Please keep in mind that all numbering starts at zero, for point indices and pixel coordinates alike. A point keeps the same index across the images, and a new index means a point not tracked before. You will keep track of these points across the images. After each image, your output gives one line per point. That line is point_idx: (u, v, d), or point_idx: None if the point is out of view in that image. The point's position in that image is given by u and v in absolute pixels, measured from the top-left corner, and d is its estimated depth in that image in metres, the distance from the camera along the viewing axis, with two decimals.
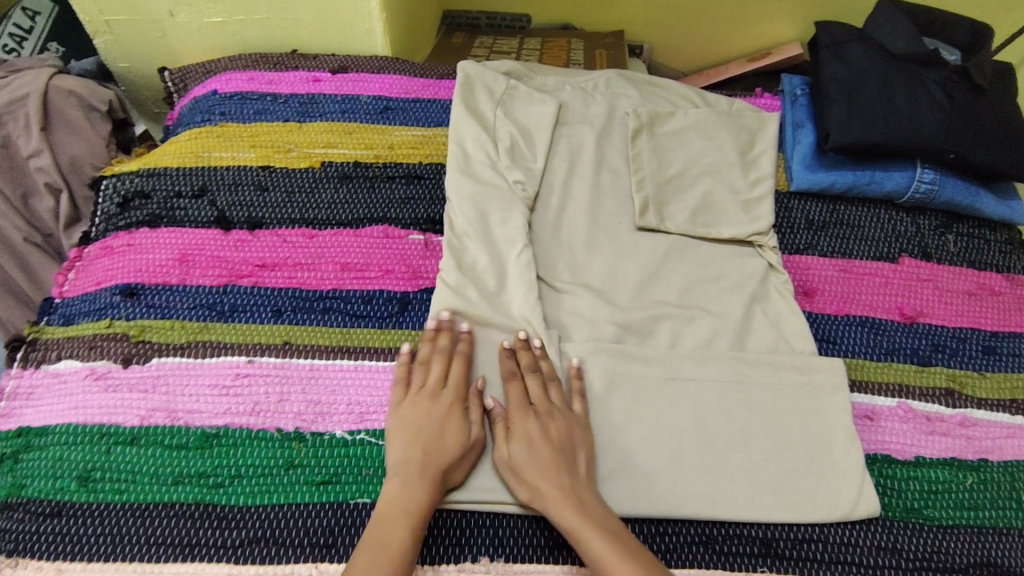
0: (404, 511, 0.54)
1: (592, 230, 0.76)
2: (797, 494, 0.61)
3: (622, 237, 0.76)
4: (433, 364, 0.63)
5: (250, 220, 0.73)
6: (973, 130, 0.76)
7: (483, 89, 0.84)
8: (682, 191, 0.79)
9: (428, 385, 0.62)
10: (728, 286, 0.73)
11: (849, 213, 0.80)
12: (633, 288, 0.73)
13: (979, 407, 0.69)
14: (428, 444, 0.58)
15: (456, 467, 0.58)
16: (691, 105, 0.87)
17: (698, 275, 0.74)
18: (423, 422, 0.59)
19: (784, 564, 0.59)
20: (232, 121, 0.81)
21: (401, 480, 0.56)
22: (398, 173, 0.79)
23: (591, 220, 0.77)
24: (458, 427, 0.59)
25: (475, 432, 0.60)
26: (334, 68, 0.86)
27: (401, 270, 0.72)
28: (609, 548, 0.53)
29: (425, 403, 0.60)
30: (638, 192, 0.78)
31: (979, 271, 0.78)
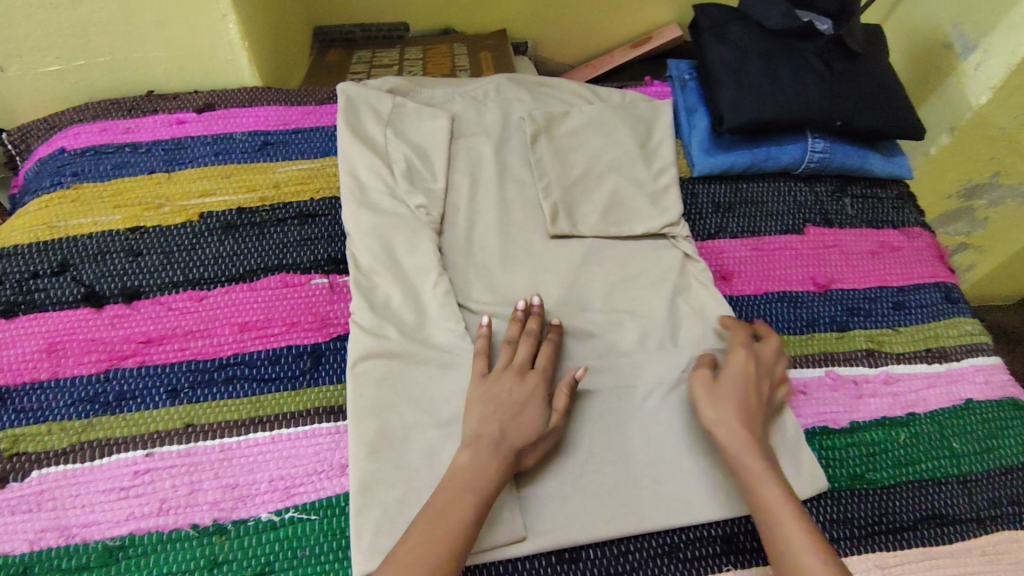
0: (471, 484, 0.53)
1: (506, 245, 0.73)
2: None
3: (538, 247, 0.73)
4: (521, 345, 0.62)
5: (126, 291, 0.65)
6: (854, 95, 0.79)
7: (368, 110, 0.79)
8: (590, 191, 0.78)
9: (514, 363, 0.61)
10: (649, 283, 0.73)
11: (752, 190, 0.81)
12: (558, 299, 0.70)
13: (899, 362, 0.71)
14: (518, 421, 0.57)
15: (532, 447, 0.57)
16: (585, 102, 0.86)
17: (618, 275, 0.73)
18: (504, 398, 0.58)
19: (748, 558, 0.59)
20: (88, 181, 0.72)
21: (472, 452, 0.55)
22: (288, 214, 0.72)
23: (504, 235, 0.74)
24: (540, 406, 0.59)
25: (556, 417, 0.59)
26: (199, 107, 0.78)
27: (306, 320, 0.66)
28: (782, 494, 0.54)
29: (511, 379, 0.60)
30: (546, 198, 0.76)
31: (877, 230, 0.81)
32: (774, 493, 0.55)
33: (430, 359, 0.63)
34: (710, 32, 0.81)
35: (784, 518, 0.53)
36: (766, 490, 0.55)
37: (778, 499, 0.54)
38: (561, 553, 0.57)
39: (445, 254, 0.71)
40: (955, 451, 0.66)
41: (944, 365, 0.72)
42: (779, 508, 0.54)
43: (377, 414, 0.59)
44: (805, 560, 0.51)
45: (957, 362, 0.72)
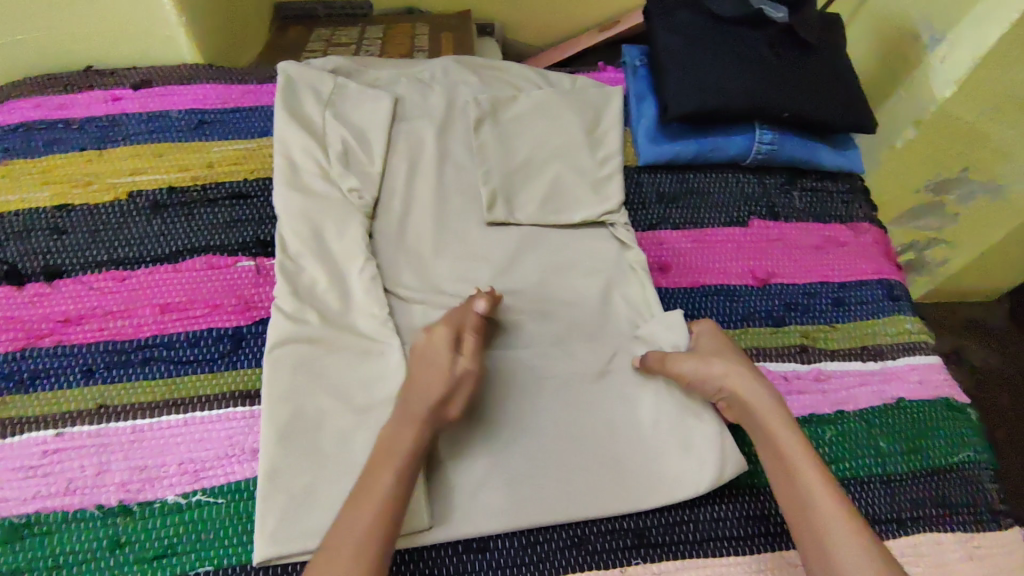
0: (391, 461, 0.52)
1: (439, 231, 0.72)
2: (669, 475, 0.61)
3: (472, 234, 0.73)
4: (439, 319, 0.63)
5: (48, 270, 0.65)
6: (801, 88, 0.77)
7: (309, 91, 0.78)
8: (531, 178, 0.77)
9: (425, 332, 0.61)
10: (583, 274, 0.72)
11: (698, 181, 0.80)
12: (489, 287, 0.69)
13: (832, 360, 0.70)
14: (442, 389, 0.55)
15: (450, 402, 0.56)
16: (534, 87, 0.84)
17: (553, 265, 0.72)
18: (429, 361, 0.57)
19: (658, 552, 0.59)
20: (18, 157, 0.71)
21: (394, 425, 0.54)
22: (220, 194, 0.71)
23: (439, 220, 0.73)
24: (469, 372, 0.57)
25: (467, 356, 0.58)
26: (136, 83, 0.77)
27: (229, 303, 0.65)
28: (797, 440, 0.55)
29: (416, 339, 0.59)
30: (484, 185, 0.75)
31: (825, 224, 0.80)
32: (791, 438, 0.55)
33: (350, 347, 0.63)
34: (660, 19, 0.80)
35: (809, 469, 0.53)
36: (776, 435, 0.56)
37: (794, 445, 0.55)
38: (470, 542, 0.57)
39: (375, 239, 0.70)
40: (881, 451, 0.65)
41: (878, 363, 0.71)
42: (796, 453, 0.54)
43: (290, 402, 0.59)
44: (821, 500, 0.51)
45: (892, 361, 0.71)
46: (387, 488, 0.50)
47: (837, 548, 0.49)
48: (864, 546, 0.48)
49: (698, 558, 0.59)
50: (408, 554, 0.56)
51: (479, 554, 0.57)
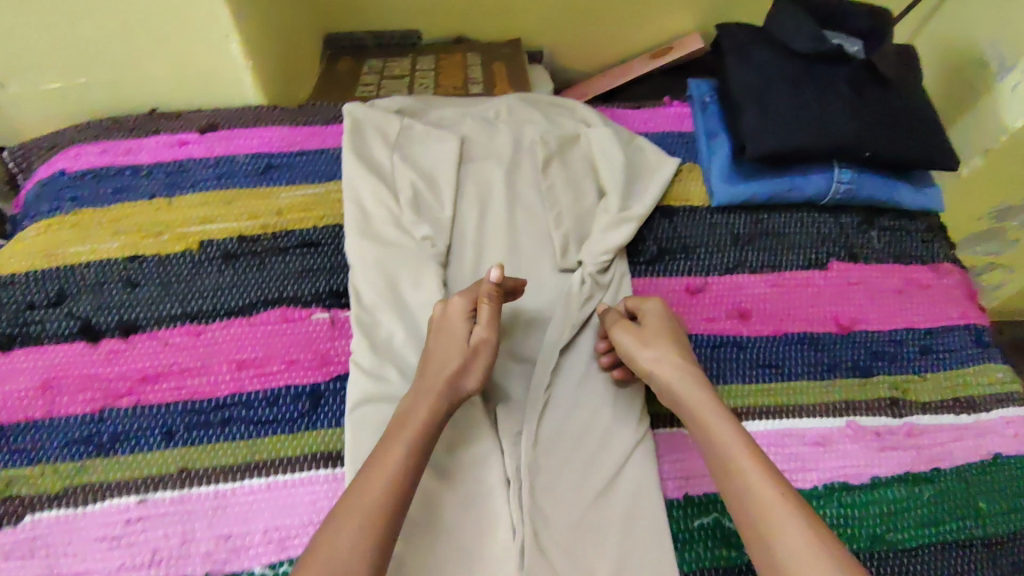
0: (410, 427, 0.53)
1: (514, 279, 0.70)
2: None
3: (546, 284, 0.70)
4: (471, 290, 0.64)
5: (123, 325, 0.64)
6: (883, 125, 0.74)
7: (376, 133, 0.76)
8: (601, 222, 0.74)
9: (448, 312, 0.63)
10: None
11: (774, 221, 0.77)
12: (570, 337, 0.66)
13: (924, 413, 0.67)
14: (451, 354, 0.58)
15: (466, 373, 0.57)
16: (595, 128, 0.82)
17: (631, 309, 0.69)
18: (445, 330, 0.60)
19: None
20: (87, 206, 0.70)
21: (410, 400, 0.55)
22: (290, 242, 0.70)
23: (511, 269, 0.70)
24: (484, 342, 0.59)
25: (481, 325, 0.60)
26: (202, 127, 0.76)
27: (305, 358, 0.63)
28: (735, 434, 0.53)
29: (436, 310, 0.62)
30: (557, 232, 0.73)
31: (905, 266, 0.77)
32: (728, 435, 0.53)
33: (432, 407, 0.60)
34: (734, 54, 0.78)
35: (743, 461, 0.51)
36: (707, 427, 0.54)
37: (728, 435, 0.53)
38: None
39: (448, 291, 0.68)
40: (982, 511, 0.62)
41: (973, 417, 0.68)
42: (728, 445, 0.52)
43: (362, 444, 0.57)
44: (759, 484, 0.50)
45: (987, 414, 0.68)
46: (399, 460, 0.50)
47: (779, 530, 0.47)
48: (801, 532, 0.46)
49: None
50: None
51: None
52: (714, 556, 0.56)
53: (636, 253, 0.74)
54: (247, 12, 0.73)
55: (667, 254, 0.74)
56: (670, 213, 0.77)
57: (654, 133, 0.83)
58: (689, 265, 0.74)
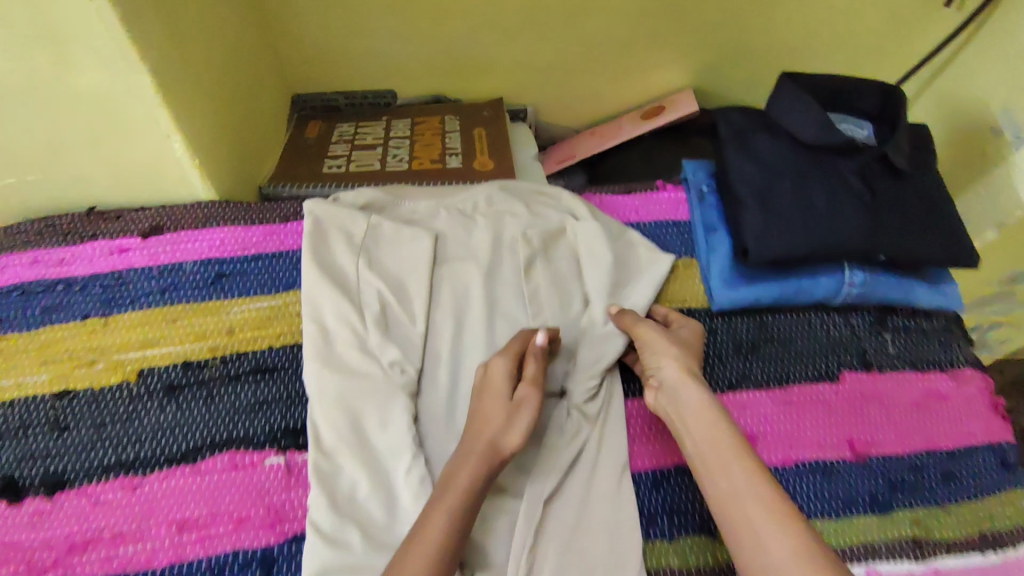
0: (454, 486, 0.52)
1: None
2: None
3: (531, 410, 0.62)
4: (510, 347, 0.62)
5: (50, 478, 0.56)
6: (900, 222, 0.67)
7: (339, 235, 0.68)
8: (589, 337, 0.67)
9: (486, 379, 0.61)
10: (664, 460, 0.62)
11: (779, 326, 0.70)
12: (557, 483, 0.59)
13: (949, 555, 0.61)
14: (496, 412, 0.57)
15: (509, 430, 0.56)
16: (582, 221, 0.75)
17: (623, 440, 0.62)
18: (489, 385, 0.59)
19: None
20: (11, 332, 0.62)
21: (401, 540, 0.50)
22: (241, 368, 0.62)
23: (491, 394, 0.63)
24: (530, 399, 0.58)
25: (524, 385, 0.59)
26: (144, 230, 0.68)
27: (256, 515, 0.56)
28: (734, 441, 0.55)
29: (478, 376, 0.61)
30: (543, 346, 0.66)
31: (922, 373, 0.70)
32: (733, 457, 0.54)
33: None
34: (733, 143, 0.70)
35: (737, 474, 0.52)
36: (711, 445, 0.55)
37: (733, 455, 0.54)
38: None
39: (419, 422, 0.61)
40: None
41: (1002, 557, 0.61)
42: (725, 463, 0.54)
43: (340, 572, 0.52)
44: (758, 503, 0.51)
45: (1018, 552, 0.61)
46: (440, 528, 0.50)
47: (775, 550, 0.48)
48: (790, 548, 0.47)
49: None
50: None
51: None
52: None
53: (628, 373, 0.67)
54: (194, 106, 0.65)
55: None
56: (666, 318, 0.70)
57: (648, 223, 0.76)
58: None
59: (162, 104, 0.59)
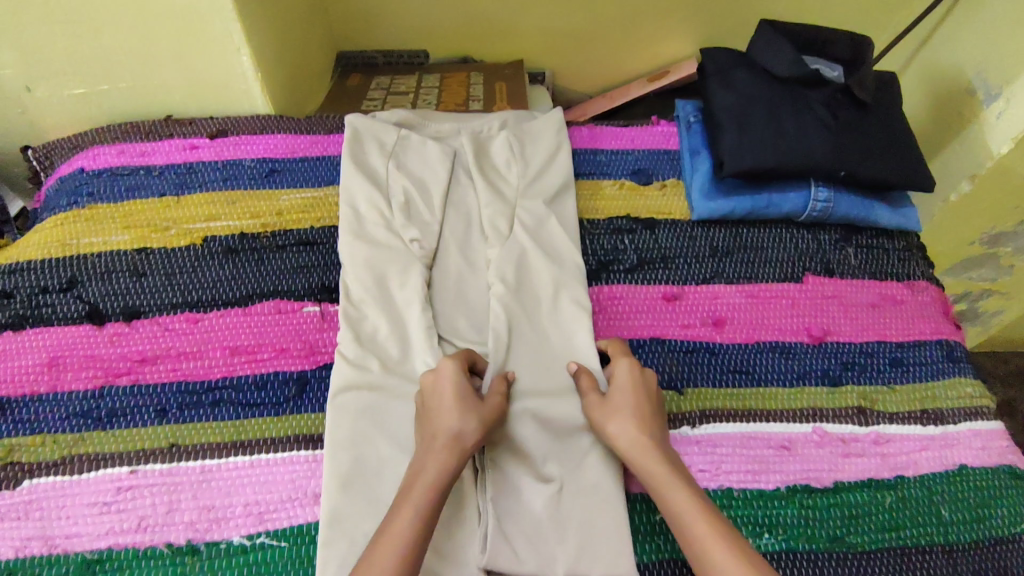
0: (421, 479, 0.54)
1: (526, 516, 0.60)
2: None
3: (535, 316, 0.71)
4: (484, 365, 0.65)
5: (128, 311, 0.68)
6: (859, 145, 0.77)
7: (373, 142, 0.80)
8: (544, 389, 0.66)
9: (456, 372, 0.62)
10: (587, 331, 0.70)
11: (752, 236, 0.80)
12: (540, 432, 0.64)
13: (892, 423, 0.70)
14: (445, 412, 0.58)
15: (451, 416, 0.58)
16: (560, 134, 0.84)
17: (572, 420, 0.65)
18: (440, 394, 0.60)
19: None
20: (101, 201, 0.76)
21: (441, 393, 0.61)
22: (288, 241, 0.74)
23: (511, 373, 0.67)
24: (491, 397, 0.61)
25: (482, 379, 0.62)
26: (212, 132, 0.81)
27: (295, 348, 0.68)
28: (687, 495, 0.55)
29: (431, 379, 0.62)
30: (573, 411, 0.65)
31: (881, 282, 0.79)
32: (656, 463, 0.58)
33: (398, 383, 0.65)
34: (716, 78, 0.81)
35: (687, 509, 0.54)
36: (670, 487, 0.55)
37: (660, 470, 0.57)
38: None
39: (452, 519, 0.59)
40: (943, 518, 0.64)
41: (939, 427, 0.70)
42: (663, 475, 0.57)
43: (348, 528, 0.57)
44: (688, 505, 0.54)
45: (953, 425, 0.70)
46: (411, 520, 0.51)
47: (711, 548, 0.51)
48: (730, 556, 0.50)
49: None
50: None
51: None
52: (674, 548, 0.61)
53: (621, 265, 0.77)
54: (256, 26, 0.79)
55: (647, 264, 0.77)
56: (653, 225, 0.80)
57: (643, 149, 0.87)
58: (667, 274, 0.77)
59: (235, 17, 0.74)
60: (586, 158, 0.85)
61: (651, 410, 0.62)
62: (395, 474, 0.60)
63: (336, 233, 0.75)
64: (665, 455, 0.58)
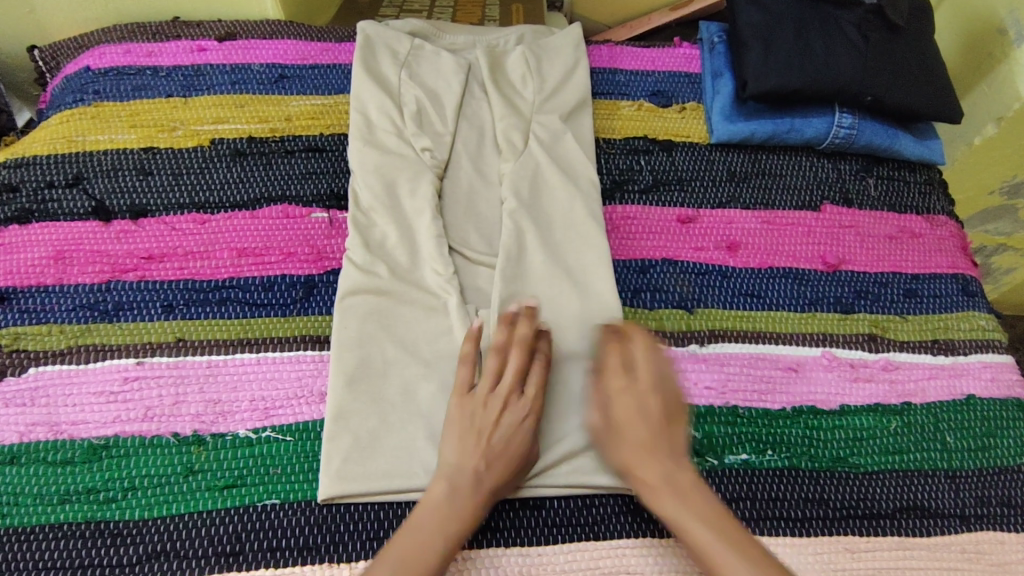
0: (440, 523, 0.52)
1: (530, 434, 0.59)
2: (709, 449, 0.61)
3: (546, 236, 0.69)
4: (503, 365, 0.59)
5: (134, 209, 0.67)
6: (887, 69, 0.75)
7: (386, 50, 0.78)
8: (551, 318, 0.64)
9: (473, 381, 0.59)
10: (600, 257, 0.68)
11: (771, 162, 0.78)
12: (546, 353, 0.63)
13: (902, 351, 0.69)
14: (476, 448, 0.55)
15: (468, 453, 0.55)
16: (579, 51, 0.82)
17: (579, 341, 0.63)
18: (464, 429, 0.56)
19: (779, 526, 0.59)
20: (107, 100, 0.74)
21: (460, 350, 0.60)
22: (297, 146, 0.73)
23: (518, 296, 0.65)
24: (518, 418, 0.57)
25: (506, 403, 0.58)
26: (220, 35, 0.79)
27: (302, 251, 0.67)
28: (712, 531, 0.51)
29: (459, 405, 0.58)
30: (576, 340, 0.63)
31: (900, 214, 0.78)
32: (669, 497, 0.53)
33: (405, 288, 0.64)
34: None
35: (720, 549, 0.50)
36: (695, 526, 0.52)
37: (677, 509, 0.53)
38: (525, 499, 0.58)
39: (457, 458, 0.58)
40: (947, 444, 0.64)
41: (950, 358, 0.69)
42: (679, 513, 0.53)
43: (349, 427, 0.58)
44: (714, 547, 0.51)
45: (964, 356, 0.70)
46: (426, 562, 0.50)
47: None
48: None
49: (793, 537, 0.58)
50: None
51: (532, 511, 0.58)
52: None
53: (635, 185, 0.75)
54: None
55: (662, 186, 0.76)
56: (670, 147, 0.78)
57: (663, 71, 0.84)
58: (682, 197, 0.75)
59: None
60: (604, 77, 0.83)
61: (653, 433, 0.56)
62: (402, 375, 0.60)
63: (346, 140, 0.74)
64: (681, 489, 0.53)
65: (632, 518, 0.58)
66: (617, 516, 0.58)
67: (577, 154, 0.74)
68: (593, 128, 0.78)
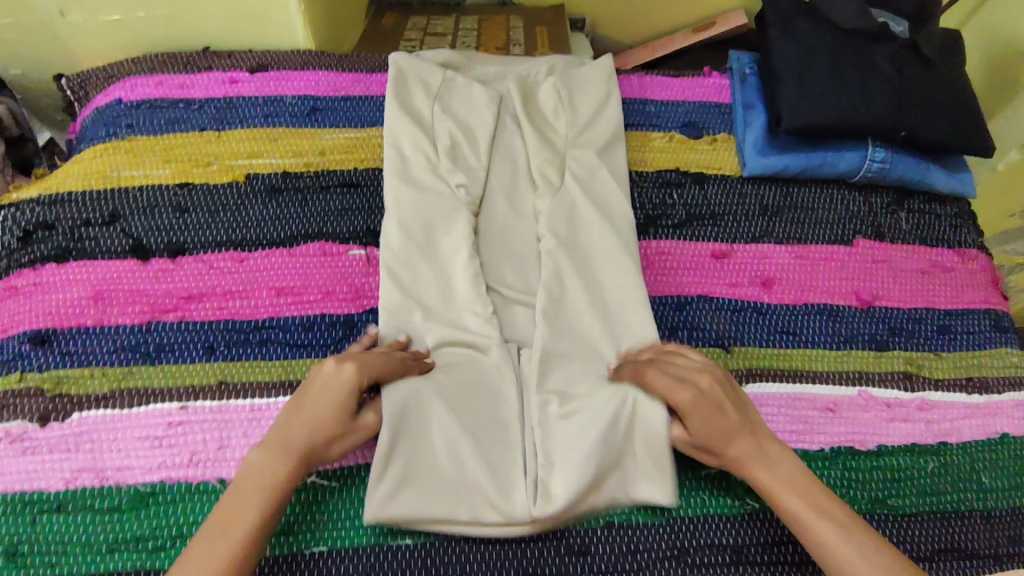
0: (259, 489, 0.52)
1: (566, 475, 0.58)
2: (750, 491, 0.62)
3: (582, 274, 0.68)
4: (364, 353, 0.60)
5: (171, 247, 0.67)
6: (922, 105, 0.75)
7: (418, 82, 0.77)
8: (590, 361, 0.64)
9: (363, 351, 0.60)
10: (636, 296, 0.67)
11: (804, 195, 0.78)
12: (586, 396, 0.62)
13: (937, 389, 0.69)
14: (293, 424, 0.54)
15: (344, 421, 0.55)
16: (611, 82, 0.81)
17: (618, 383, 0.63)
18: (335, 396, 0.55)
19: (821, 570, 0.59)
20: (141, 134, 0.74)
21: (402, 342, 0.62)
22: (332, 181, 0.73)
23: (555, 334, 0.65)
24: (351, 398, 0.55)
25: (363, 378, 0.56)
26: (252, 66, 0.78)
27: (341, 290, 0.67)
28: (799, 498, 0.54)
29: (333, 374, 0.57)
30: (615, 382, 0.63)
31: (932, 248, 0.78)
32: (761, 469, 0.56)
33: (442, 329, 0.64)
34: (777, 27, 0.78)
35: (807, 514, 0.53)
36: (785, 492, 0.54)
37: (765, 475, 0.55)
38: (569, 545, 0.58)
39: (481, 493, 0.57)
40: (984, 484, 0.65)
41: (984, 396, 0.70)
42: (773, 485, 0.55)
43: None
44: (804, 510, 0.53)
45: (998, 395, 0.70)
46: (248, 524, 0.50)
47: (842, 554, 0.51)
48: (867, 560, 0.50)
49: None
50: (509, 549, 0.58)
51: (577, 557, 0.58)
52: (720, 504, 0.61)
53: (669, 220, 0.75)
54: None
55: (695, 221, 0.76)
56: (702, 181, 0.78)
57: (694, 102, 0.84)
58: (716, 232, 0.75)
59: None
60: (635, 108, 0.83)
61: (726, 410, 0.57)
62: None
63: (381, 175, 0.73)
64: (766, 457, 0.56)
65: (675, 563, 0.58)
66: (660, 560, 0.58)
67: (613, 190, 0.74)
68: (627, 161, 0.78)
